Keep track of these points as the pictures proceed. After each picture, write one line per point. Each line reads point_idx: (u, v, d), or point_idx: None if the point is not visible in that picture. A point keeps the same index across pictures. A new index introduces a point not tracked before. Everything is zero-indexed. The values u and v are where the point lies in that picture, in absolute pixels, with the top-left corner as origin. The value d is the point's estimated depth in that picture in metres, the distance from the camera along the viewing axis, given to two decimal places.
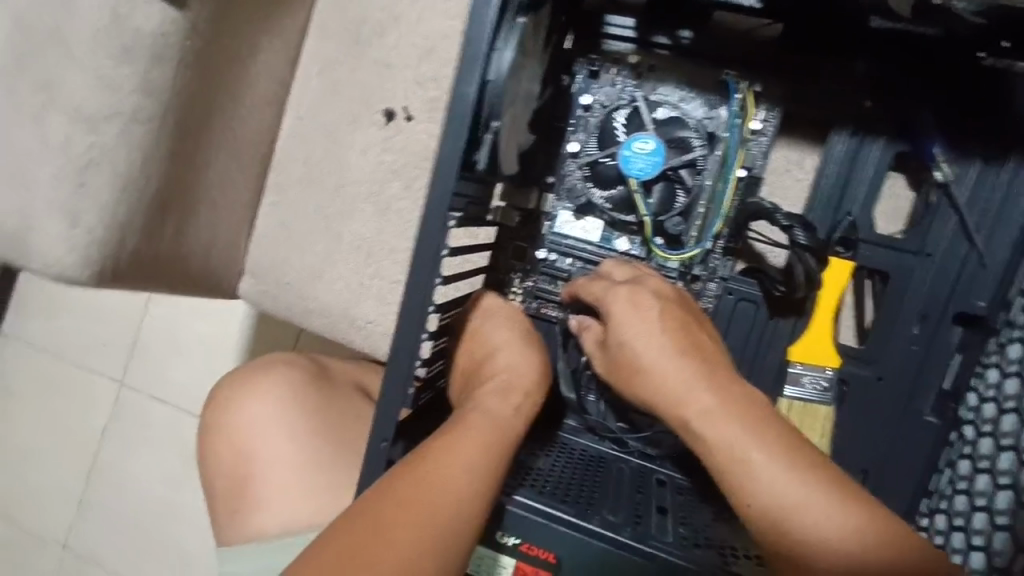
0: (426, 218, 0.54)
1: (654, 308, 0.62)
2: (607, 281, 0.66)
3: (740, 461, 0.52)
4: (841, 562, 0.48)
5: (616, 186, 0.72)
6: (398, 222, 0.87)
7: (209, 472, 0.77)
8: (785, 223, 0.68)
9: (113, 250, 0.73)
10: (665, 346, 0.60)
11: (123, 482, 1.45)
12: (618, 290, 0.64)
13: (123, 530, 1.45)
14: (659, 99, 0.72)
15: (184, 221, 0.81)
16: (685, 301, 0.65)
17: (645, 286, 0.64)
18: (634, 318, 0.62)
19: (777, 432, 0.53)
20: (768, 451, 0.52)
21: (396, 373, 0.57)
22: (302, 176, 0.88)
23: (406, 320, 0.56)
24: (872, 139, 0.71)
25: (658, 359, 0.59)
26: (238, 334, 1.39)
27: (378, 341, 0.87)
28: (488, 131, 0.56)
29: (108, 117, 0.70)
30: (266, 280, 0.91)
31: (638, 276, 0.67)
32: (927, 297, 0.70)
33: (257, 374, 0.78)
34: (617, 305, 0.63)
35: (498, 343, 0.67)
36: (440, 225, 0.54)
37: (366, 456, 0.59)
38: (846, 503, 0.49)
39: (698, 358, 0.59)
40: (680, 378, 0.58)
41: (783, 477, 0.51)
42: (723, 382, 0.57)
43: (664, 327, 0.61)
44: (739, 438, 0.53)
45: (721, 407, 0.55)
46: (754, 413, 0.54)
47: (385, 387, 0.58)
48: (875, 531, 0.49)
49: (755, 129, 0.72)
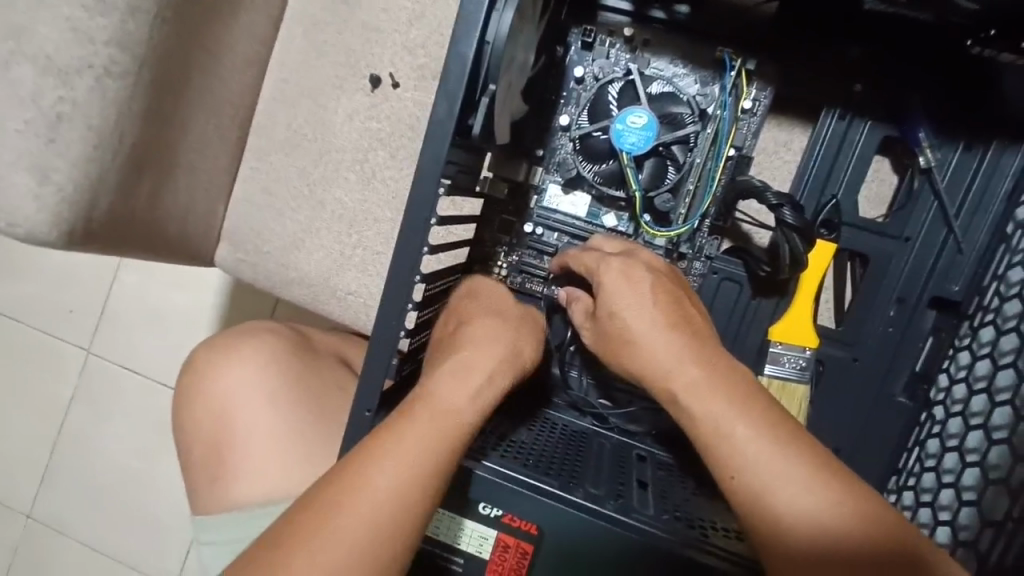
0: (415, 185, 0.53)
1: (645, 282, 0.61)
2: (598, 254, 0.66)
3: (722, 436, 0.53)
4: (820, 541, 0.49)
5: (606, 161, 0.72)
6: (381, 192, 0.85)
7: (187, 439, 0.75)
8: (776, 202, 0.66)
9: (84, 211, 0.69)
10: (655, 321, 0.59)
11: (91, 450, 1.43)
12: (612, 263, 0.64)
13: (92, 499, 1.43)
14: (655, 73, 0.72)
15: (161, 182, 0.78)
16: (674, 274, 0.65)
17: (638, 260, 0.64)
18: (626, 291, 0.61)
19: (765, 410, 0.54)
20: (753, 426, 0.53)
21: (383, 341, 0.56)
22: (284, 140, 0.87)
23: (392, 290, 0.55)
24: (863, 122, 0.71)
25: (647, 333, 0.59)
26: (212, 303, 1.36)
27: (359, 313, 0.86)
28: (483, 94, 0.54)
29: (80, 69, 0.65)
30: (244, 249, 0.89)
31: (629, 250, 0.66)
32: (904, 283, 0.72)
33: (237, 341, 0.77)
34: (609, 278, 0.63)
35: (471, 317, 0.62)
36: (431, 192, 0.53)
37: (349, 425, 0.58)
38: (829, 485, 0.50)
39: (689, 333, 0.59)
40: (668, 355, 0.57)
41: (764, 454, 0.52)
42: (714, 358, 0.57)
43: (655, 301, 0.60)
44: (725, 415, 0.54)
45: (706, 382, 0.55)
46: (740, 390, 0.55)
47: (372, 357, 0.57)
48: (857, 513, 0.49)
49: (748, 107, 0.71)
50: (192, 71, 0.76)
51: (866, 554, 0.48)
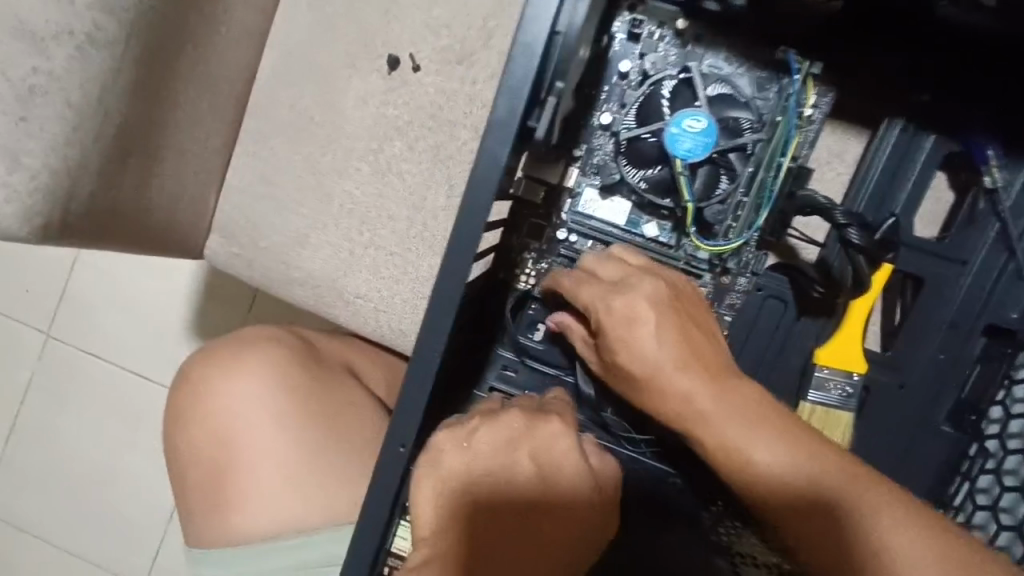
0: (467, 193, 0.47)
1: (650, 320, 0.55)
2: (594, 286, 0.58)
3: (740, 473, 0.51)
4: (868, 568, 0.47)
5: (654, 167, 0.65)
6: (397, 186, 0.77)
7: (183, 463, 0.70)
8: (845, 222, 0.61)
9: (63, 204, 0.59)
10: (662, 355, 0.54)
11: (52, 440, 1.33)
12: (610, 302, 0.57)
13: (53, 493, 1.34)
14: (711, 71, 0.65)
15: (149, 168, 0.69)
16: (679, 292, 0.58)
17: (638, 293, 0.56)
18: (631, 335, 0.55)
19: (785, 429, 0.51)
20: (775, 446, 0.50)
21: (421, 367, 0.51)
22: (287, 124, 0.78)
23: (434, 310, 0.49)
24: (930, 138, 0.66)
25: (655, 367, 0.54)
26: (187, 288, 1.26)
27: (367, 319, 0.79)
28: (550, 94, 0.48)
29: (57, 35, 0.55)
30: (239, 243, 0.80)
31: (624, 278, 0.58)
32: (959, 308, 0.68)
33: (241, 352, 0.71)
34: (610, 320, 0.56)
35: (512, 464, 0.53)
36: (485, 202, 0.47)
37: (382, 460, 0.53)
38: (862, 505, 0.48)
39: (699, 363, 0.54)
40: (678, 389, 0.54)
41: (786, 487, 0.50)
42: (727, 381, 0.53)
43: (659, 340, 0.54)
44: (743, 437, 0.51)
45: (718, 411, 0.52)
46: (754, 405, 0.52)
47: (409, 384, 0.51)
48: (900, 529, 0.47)
49: (806, 115, 0.65)
50: (187, 41, 0.67)
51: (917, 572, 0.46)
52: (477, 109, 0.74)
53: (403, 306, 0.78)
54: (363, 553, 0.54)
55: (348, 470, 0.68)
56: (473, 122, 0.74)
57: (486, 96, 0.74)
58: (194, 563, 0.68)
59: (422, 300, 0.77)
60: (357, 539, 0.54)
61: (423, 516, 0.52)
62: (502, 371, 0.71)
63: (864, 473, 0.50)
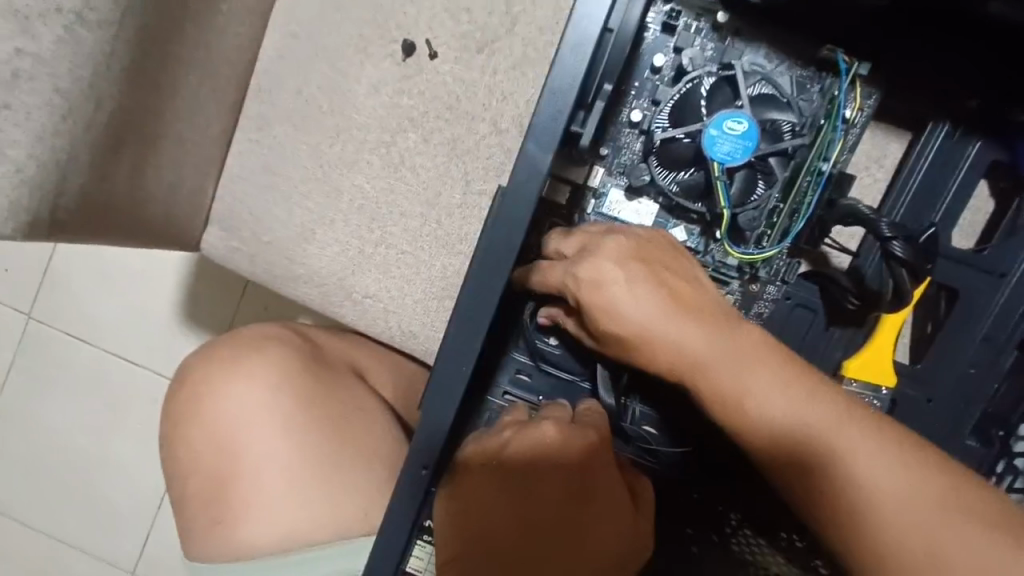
0: (502, 202, 0.43)
1: (621, 280, 0.50)
2: (558, 263, 0.52)
3: (743, 425, 0.48)
4: (866, 512, 0.45)
5: (689, 169, 0.61)
6: (410, 181, 0.73)
7: (182, 473, 0.66)
8: (889, 234, 0.59)
9: (53, 200, 0.53)
10: (641, 313, 0.49)
11: (34, 424, 1.29)
12: (577, 271, 0.51)
13: (35, 478, 1.30)
14: (752, 68, 0.61)
15: (143, 156, 0.64)
16: (652, 246, 0.52)
17: (604, 254, 0.51)
18: (604, 300, 0.50)
19: (788, 375, 0.47)
20: (776, 383, 0.47)
21: (445, 387, 0.47)
22: (292, 110, 0.74)
23: (462, 326, 0.46)
24: (976, 143, 0.63)
25: (642, 319, 0.49)
26: (176, 273, 1.22)
27: (375, 319, 0.75)
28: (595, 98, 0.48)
29: (43, 12, 0.48)
30: (239, 235, 0.75)
31: (588, 244, 0.52)
32: (993, 322, 0.66)
33: (243, 355, 0.67)
34: (581, 289, 0.51)
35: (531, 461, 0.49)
36: (524, 212, 0.43)
37: (400, 482, 0.49)
38: (863, 443, 0.45)
39: (685, 315, 0.49)
40: (670, 343, 0.49)
41: (785, 434, 0.46)
42: (716, 327, 0.48)
43: (634, 296, 0.49)
44: (740, 377, 0.47)
45: (713, 354, 0.48)
46: (751, 346, 0.48)
47: (430, 401, 0.47)
48: (899, 466, 0.44)
49: (851, 117, 0.61)
50: (188, 17, 0.61)
51: (915, 512, 0.44)
52: (496, 101, 0.71)
53: (414, 306, 0.74)
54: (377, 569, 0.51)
55: (356, 482, 0.64)
56: (491, 115, 0.71)
57: (507, 88, 0.70)
58: None
59: (433, 301, 0.74)
60: (372, 557, 0.51)
61: (447, 533, 0.49)
62: (517, 375, 0.65)
63: (861, 415, 0.46)
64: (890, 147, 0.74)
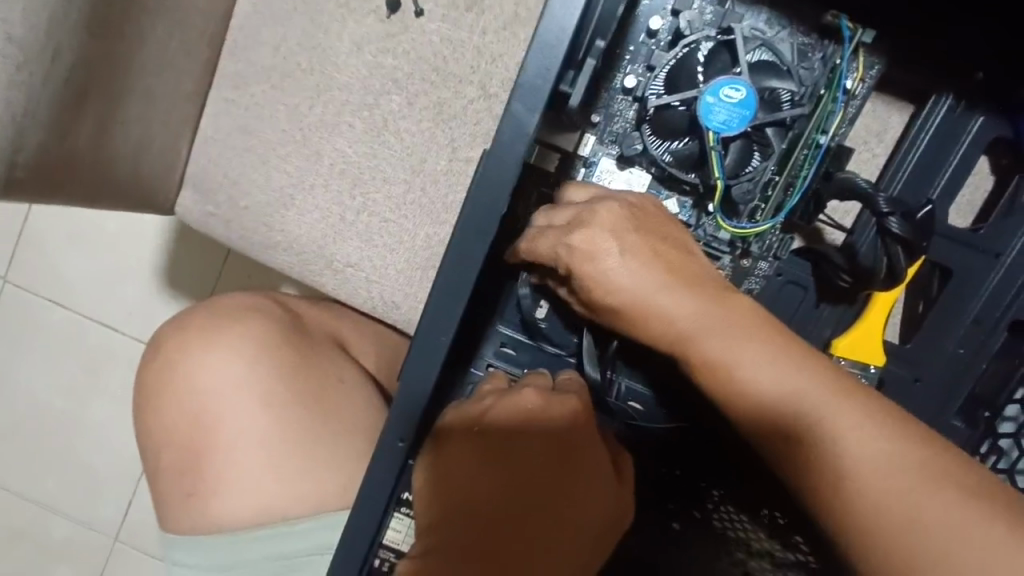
0: (485, 165, 0.41)
1: (617, 253, 0.47)
2: (553, 230, 0.50)
3: (732, 395, 0.46)
4: (851, 482, 0.42)
5: (683, 138, 0.59)
6: (394, 146, 0.70)
7: (156, 443, 0.64)
8: (887, 209, 0.57)
9: (10, 155, 0.50)
10: (637, 286, 0.47)
11: (9, 389, 1.26)
12: (570, 241, 0.48)
13: (12, 442, 1.28)
14: (752, 33, 0.59)
15: (108, 112, 0.60)
16: (645, 214, 0.50)
17: (599, 226, 0.48)
18: (599, 273, 0.48)
19: (779, 347, 0.45)
20: (766, 353, 0.45)
21: (422, 359, 0.45)
22: (270, 68, 0.70)
23: (442, 297, 0.44)
24: (980, 117, 0.61)
25: (638, 291, 0.47)
26: (155, 238, 1.19)
27: (355, 288, 0.73)
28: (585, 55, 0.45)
29: None
30: (215, 199, 0.73)
31: (580, 212, 0.49)
32: (985, 302, 0.65)
33: (220, 323, 0.65)
34: (575, 259, 0.49)
35: (512, 426, 0.47)
36: (508, 177, 0.41)
37: (377, 456, 0.48)
38: (851, 414, 0.43)
39: (681, 286, 0.47)
40: (663, 315, 0.47)
41: (773, 402, 0.44)
42: (710, 298, 0.47)
43: (629, 267, 0.47)
44: (730, 346, 0.46)
45: (703, 324, 0.47)
46: (744, 318, 0.47)
47: (409, 372, 0.45)
48: (887, 440, 0.42)
49: (852, 88, 0.59)
50: None
51: (902, 488, 0.41)
52: (485, 64, 0.67)
53: (397, 277, 0.72)
54: (353, 545, 0.49)
55: (338, 457, 0.63)
56: (479, 78, 0.68)
57: (496, 50, 0.67)
58: (170, 548, 0.64)
59: (416, 272, 0.72)
60: (348, 528, 0.49)
61: (425, 499, 0.46)
62: (501, 348, 0.64)
63: (852, 390, 0.44)
64: (891, 121, 0.71)
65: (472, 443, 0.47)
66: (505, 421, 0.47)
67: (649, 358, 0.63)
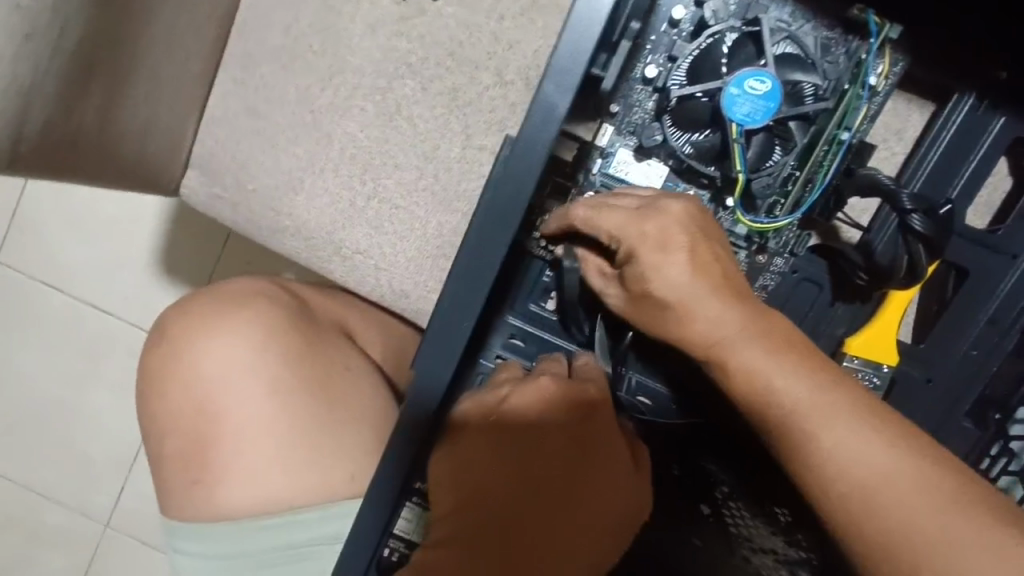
0: (512, 152, 0.41)
1: (685, 250, 0.49)
2: (617, 213, 0.51)
3: (762, 405, 0.48)
4: (874, 498, 0.44)
5: (704, 130, 0.58)
6: (406, 131, 0.69)
7: (159, 428, 0.63)
8: (910, 206, 0.57)
9: (16, 129, 0.48)
10: (695, 284, 0.49)
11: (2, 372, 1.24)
12: (642, 227, 0.50)
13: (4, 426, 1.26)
14: (778, 25, 0.58)
15: (115, 88, 0.58)
16: (688, 213, 0.50)
17: (671, 217, 0.50)
18: (661, 265, 0.49)
19: (808, 365, 0.47)
20: (796, 370, 0.47)
21: (442, 343, 0.45)
22: (281, 49, 0.69)
23: (464, 282, 0.44)
24: (1001, 118, 0.60)
25: (682, 294, 0.49)
26: (153, 221, 1.17)
27: (364, 275, 0.72)
28: (612, 42, 0.45)
29: None
30: (222, 182, 0.71)
31: (650, 204, 0.51)
32: (1001, 303, 0.65)
33: (227, 310, 0.64)
34: (642, 245, 0.50)
35: (531, 420, 0.46)
36: (534, 164, 0.41)
37: (392, 443, 0.47)
38: (876, 431, 0.45)
39: (719, 293, 0.49)
40: (705, 320, 0.49)
41: (802, 416, 0.46)
42: (747, 313, 0.49)
43: (677, 267, 0.49)
44: (762, 360, 0.48)
45: (741, 337, 0.48)
46: (776, 334, 0.49)
47: (426, 356, 0.46)
48: (908, 462, 0.44)
49: (876, 84, 0.59)
50: None
51: (922, 507, 0.43)
52: (501, 50, 0.66)
53: (407, 265, 0.71)
54: (367, 530, 0.50)
55: (345, 445, 0.62)
56: (495, 65, 0.66)
57: (514, 37, 0.66)
58: (171, 535, 0.63)
59: (426, 261, 0.71)
60: (364, 513, 0.49)
61: (448, 490, 0.46)
62: (509, 339, 0.63)
63: (876, 411, 0.46)
64: (911, 119, 0.71)
65: (490, 437, 0.46)
66: (523, 412, 0.46)
67: (663, 357, 0.61)
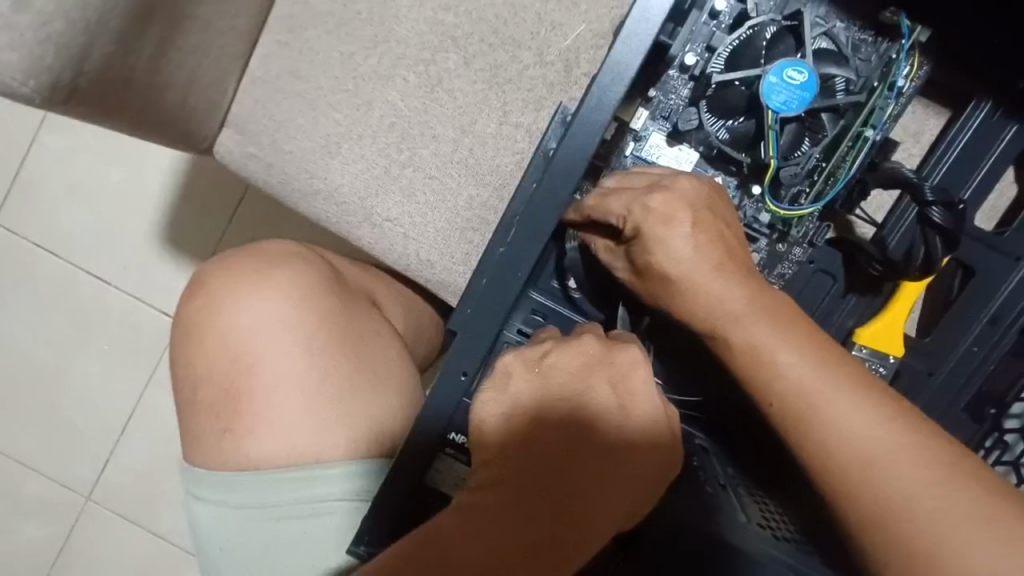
0: (572, 126, 0.48)
1: (688, 224, 0.52)
2: (626, 191, 0.54)
3: (765, 378, 0.49)
4: (878, 472, 0.46)
5: (740, 117, 0.60)
6: (446, 103, 0.70)
7: (191, 376, 0.64)
8: (932, 198, 0.61)
9: (76, 64, 0.49)
10: (723, 255, 0.52)
11: None
12: (648, 203, 0.52)
13: None
14: (815, 20, 0.61)
15: (169, 38, 0.59)
16: (711, 195, 0.54)
17: (679, 196, 0.52)
18: (665, 238, 0.52)
19: (810, 348, 0.49)
20: (798, 350, 0.49)
21: (498, 288, 0.51)
22: (327, 15, 0.70)
23: (524, 229, 0.50)
24: (1014, 125, 0.64)
25: (714, 265, 0.52)
26: (162, 190, 1.16)
27: (393, 245, 0.73)
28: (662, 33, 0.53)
29: None
30: (258, 142, 0.72)
31: (658, 182, 0.54)
32: (1002, 302, 0.69)
33: (266, 265, 0.66)
34: (647, 220, 0.52)
35: (561, 377, 0.49)
36: (589, 139, 0.49)
37: (440, 386, 0.52)
38: (877, 409, 0.47)
39: (739, 268, 0.52)
40: (709, 297, 0.51)
41: (808, 392, 0.48)
42: (760, 295, 0.51)
43: (707, 243, 0.52)
44: (769, 339, 0.49)
45: (762, 310, 0.50)
46: (790, 314, 0.51)
47: (480, 301, 0.51)
48: (905, 438, 0.46)
49: (904, 85, 0.61)
50: None
51: (924, 481, 0.45)
52: (544, 31, 0.68)
53: (435, 236, 0.72)
54: (399, 483, 0.52)
55: (374, 406, 0.63)
56: (537, 45, 0.68)
57: (557, 19, 0.68)
58: (195, 484, 0.63)
59: (456, 232, 0.72)
60: (398, 466, 0.52)
61: (484, 437, 0.49)
62: (531, 315, 0.62)
63: (876, 392, 0.48)
64: (928, 124, 0.76)
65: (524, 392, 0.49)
66: (563, 365, 0.50)
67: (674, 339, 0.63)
